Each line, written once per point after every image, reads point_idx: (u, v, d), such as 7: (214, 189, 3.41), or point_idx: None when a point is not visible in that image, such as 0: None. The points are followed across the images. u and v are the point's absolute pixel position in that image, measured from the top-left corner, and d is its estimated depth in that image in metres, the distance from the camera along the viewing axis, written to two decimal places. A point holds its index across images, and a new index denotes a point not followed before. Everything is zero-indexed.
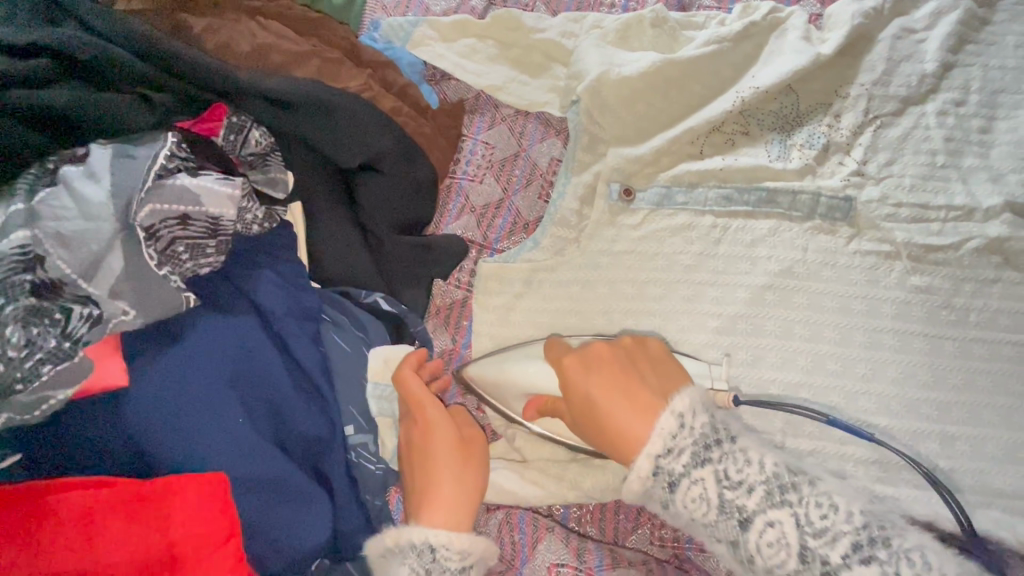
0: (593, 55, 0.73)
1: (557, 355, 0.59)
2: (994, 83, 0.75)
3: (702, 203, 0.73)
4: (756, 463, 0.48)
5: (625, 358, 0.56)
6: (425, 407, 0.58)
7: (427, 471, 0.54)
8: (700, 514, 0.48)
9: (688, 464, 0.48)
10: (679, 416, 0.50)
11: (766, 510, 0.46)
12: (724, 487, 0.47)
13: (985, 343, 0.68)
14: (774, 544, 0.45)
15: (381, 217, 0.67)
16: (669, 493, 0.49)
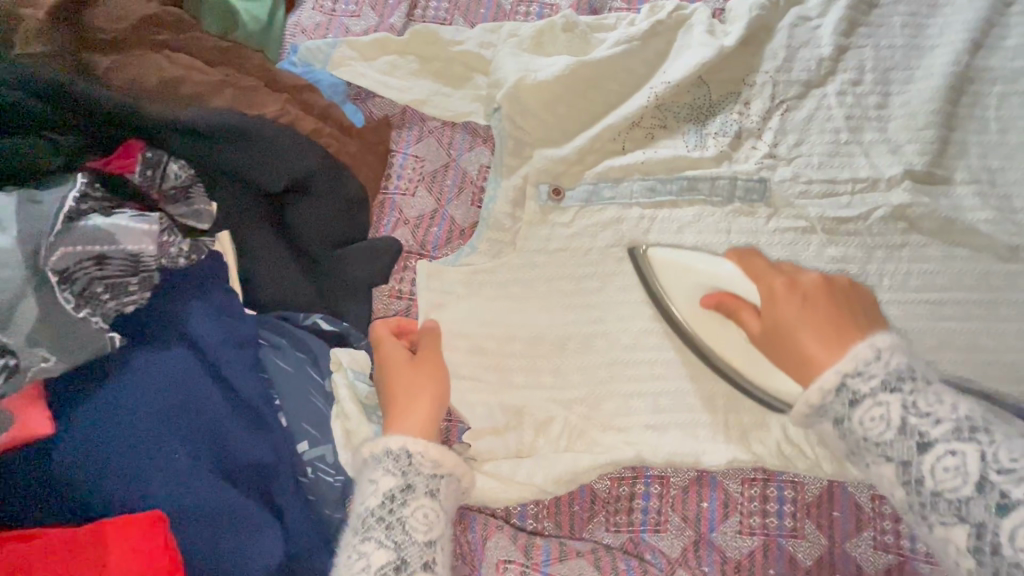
0: (509, 64, 0.76)
1: (760, 270, 0.60)
2: (886, 62, 0.80)
3: (628, 196, 0.76)
4: (950, 404, 0.45)
5: (834, 292, 0.56)
6: (389, 347, 0.65)
7: (393, 396, 0.60)
8: (872, 432, 0.46)
9: (878, 390, 0.47)
10: (877, 349, 0.48)
11: (954, 440, 0.43)
12: (909, 413, 0.45)
13: (899, 304, 0.72)
14: (951, 472, 0.43)
15: (314, 237, 0.67)
16: (846, 408, 0.48)
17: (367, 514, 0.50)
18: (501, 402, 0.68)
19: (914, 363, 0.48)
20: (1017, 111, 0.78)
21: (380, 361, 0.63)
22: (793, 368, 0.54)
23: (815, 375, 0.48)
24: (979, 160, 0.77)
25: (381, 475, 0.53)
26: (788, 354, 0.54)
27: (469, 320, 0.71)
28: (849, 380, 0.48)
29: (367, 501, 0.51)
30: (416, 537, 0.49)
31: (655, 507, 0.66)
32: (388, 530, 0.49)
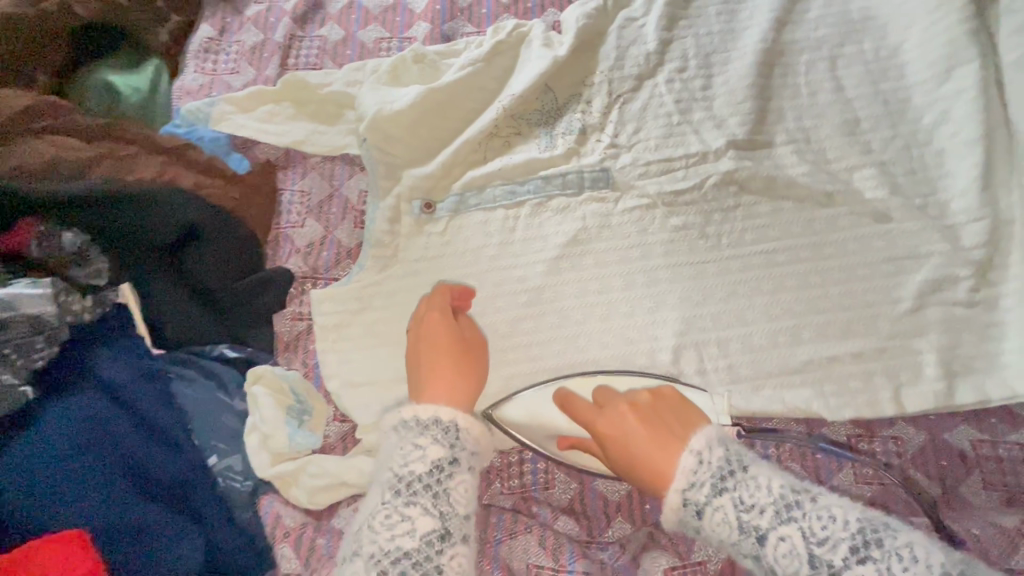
0: (368, 98, 0.85)
1: (582, 406, 0.64)
2: (706, 48, 0.91)
3: (492, 200, 0.85)
4: (765, 486, 0.51)
5: (645, 412, 0.60)
6: (435, 315, 0.72)
7: (435, 362, 0.67)
8: (723, 534, 0.51)
9: (713, 478, 0.52)
10: (697, 452, 0.54)
11: (779, 522, 0.49)
12: (741, 511, 0.50)
13: (738, 258, 0.82)
14: (789, 556, 0.48)
15: (209, 277, 0.75)
16: (697, 518, 0.52)
17: (415, 480, 0.55)
18: (395, 398, 0.75)
19: (731, 451, 0.54)
20: (822, 75, 0.89)
21: (429, 327, 0.70)
22: (642, 484, 0.57)
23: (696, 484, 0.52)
24: (795, 123, 0.87)
25: (428, 443, 0.57)
26: (637, 471, 0.57)
27: (365, 329, 0.80)
28: (689, 493, 0.52)
29: (416, 468, 0.55)
30: (457, 511, 0.55)
31: (542, 468, 0.76)
32: (434, 499, 0.54)
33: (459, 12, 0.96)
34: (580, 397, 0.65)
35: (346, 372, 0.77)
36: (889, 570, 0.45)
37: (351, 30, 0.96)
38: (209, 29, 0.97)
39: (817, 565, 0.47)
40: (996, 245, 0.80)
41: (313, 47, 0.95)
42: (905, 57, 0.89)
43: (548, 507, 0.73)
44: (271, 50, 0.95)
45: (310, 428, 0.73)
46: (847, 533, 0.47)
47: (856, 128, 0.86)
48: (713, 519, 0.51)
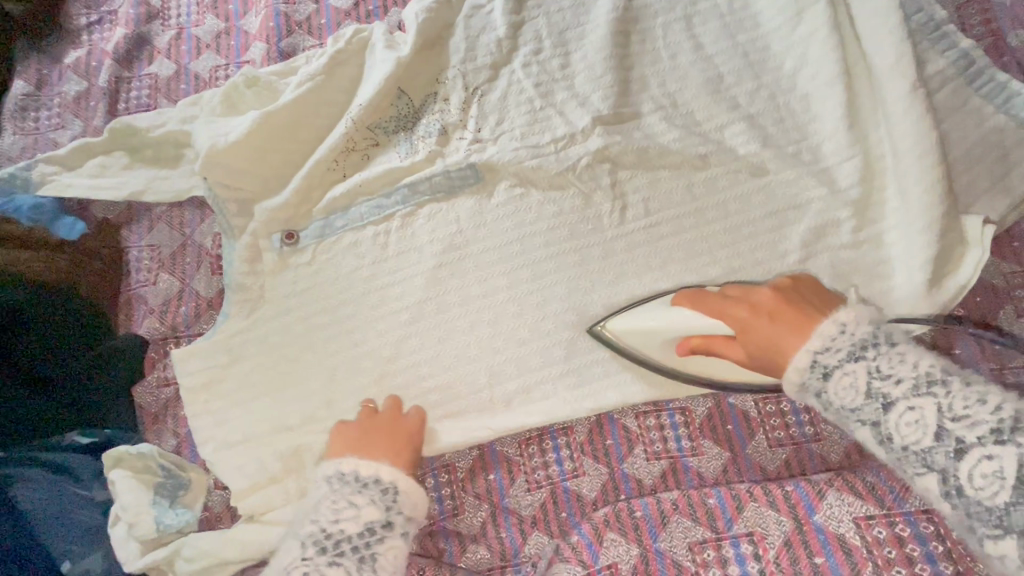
0: (200, 133, 0.78)
1: (710, 299, 0.66)
2: (559, 25, 0.87)
3: (360, 220, 0.78)
4: (910, 363, 0.52)
5: (787, 295, 0.62)
6: (416, 421, 0.70)
7: (379, 449, 0.65)
8: (845, 400, 0.53)
9: (842, 360, 0.54)
10: (842, 325, 0.55)
11: (912, 396, 0.50)
12: (874, 377, 0.52)
13: (622, 237, 0.79)
14: (912, 425, 0.50)
15: (47, 364, 0.67)
16: (823, 382, 0.55)
17: (347, 539, 0.57)
18: (275, 451, 0.69)
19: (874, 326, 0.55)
20: (680, 35, 0.86)
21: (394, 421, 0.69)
22: (777, 368, 0.59)
23: (913, 424, 0.50)
24: (660, 89, 0.84)
25: (363, 503, 0.59)
26: (772, 358, 0.60)
27: (235, 384, 0.73)
28: (820, 357, 0.55)
29: (346, 528, 0.57)
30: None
31: (448, 494, 0.71)
32: (361, 563, 0.56)
33: (296, 26, 0.89)
34: (706, 291, 0.67)
35: (222, 435, 0.71)
36: (947, 407, 0.49)
37: (182, 62, 0.88)
38: (24, 84, 0.88)
39: (872, 396, 0.52)
40: (871, 182, 0.78)
41: (143, 87, 0.87)
42: (757, 5, 0.86)
43: (456, 535, 0.70)
44: (97, 96, 0.87)
45: (187, 503, 0.68)
46: (991, 418, 0.47)
47: (720, 85, 0.84)
48: (840, 381, 0.53)
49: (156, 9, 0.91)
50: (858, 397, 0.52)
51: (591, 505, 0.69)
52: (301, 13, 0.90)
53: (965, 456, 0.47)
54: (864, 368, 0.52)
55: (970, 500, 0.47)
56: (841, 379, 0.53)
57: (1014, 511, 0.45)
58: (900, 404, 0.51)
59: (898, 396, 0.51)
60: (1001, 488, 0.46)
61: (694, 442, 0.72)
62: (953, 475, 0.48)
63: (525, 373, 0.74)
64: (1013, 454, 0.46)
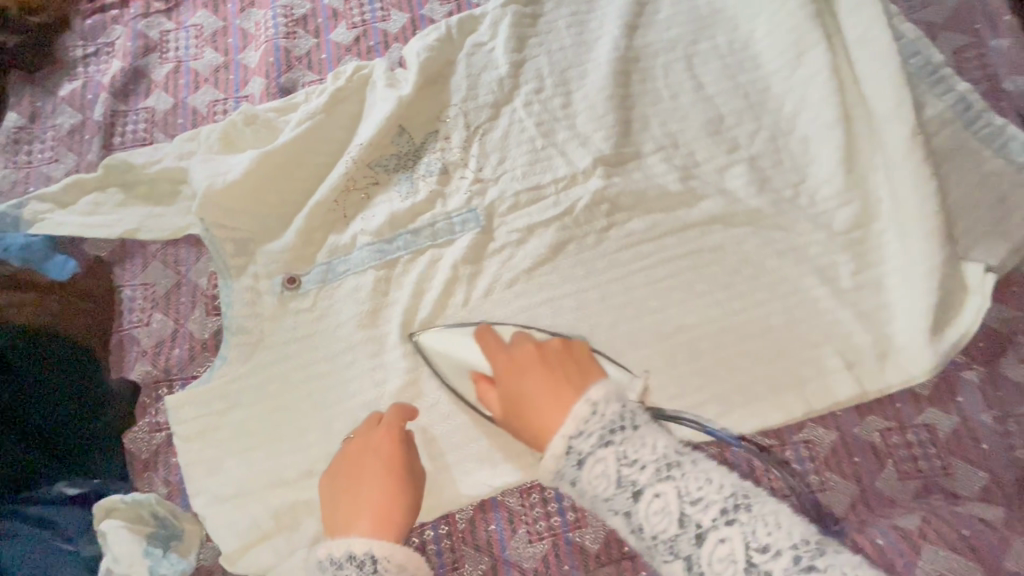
0: (198, 172, 0.77)
1: (368, 429, 0.65)
2: (560, 64, 0.87)
3: (360, 264, 0.78)
4: (660, 450, 0.49)
5: (383, 449, 0.63)
6: (385, 433, 0.64)
7: (352, 496, 0.59)
8: (659, 529, 0.46)
9: (592, 447, 0.49)
10: (591, 404, 0.51)
11: (721, 523, 0.45)
12: (622, 465, 0.48)
13: (622, 279, 0.78)
14: (724, 559, 0.44)
15: (45, 404, 0.66)
16: (576, 470, 0.50)
17: None
18: (270, 505, 0.68)
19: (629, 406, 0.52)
20: (681, 75, 0.87)
21: (364, 450, 0.63)
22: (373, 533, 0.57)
23: (660, 514, 0.46)
24: (660, 129, 0.84)
25: None
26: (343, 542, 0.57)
27: (231, 432, 0.71)
28: (573, 441, 0.50)
29: None
30: None
31: (447, 546, 0.70)
32: None
33: (296, 61, 0.88)
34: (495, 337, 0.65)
35: (214, 486, 0.69)
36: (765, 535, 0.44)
37: (180, 96, 0.87)
38: (17, 117, 0.86)
39: (685, 524, 0.46)
40: (871, 227, 0.79)
41: (139, 121, 0.86)
42: (758, 46, 0.87)
43: None
44: (92, 130, 0.85)
45: (180, 552, 0.66)
46: (798, 532, 0.45)
47: (720, 125, 0.84)
48: (592, 472, 0.49)
49: (154, 42, 0.91)
50: (671, 527, 0.46)
51: (593, 558, 0.68)
52: (301, 48, 0.89)
53: (703, 541, 0.45)
54: (612, 455, 0.49)
55: None
56: (652, 502, 0.47)
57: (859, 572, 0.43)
58: (710, 536, 0.45)
59: (645, 482, 0.47)
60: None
61: None
62: (697, 560, 0.45)
63: None
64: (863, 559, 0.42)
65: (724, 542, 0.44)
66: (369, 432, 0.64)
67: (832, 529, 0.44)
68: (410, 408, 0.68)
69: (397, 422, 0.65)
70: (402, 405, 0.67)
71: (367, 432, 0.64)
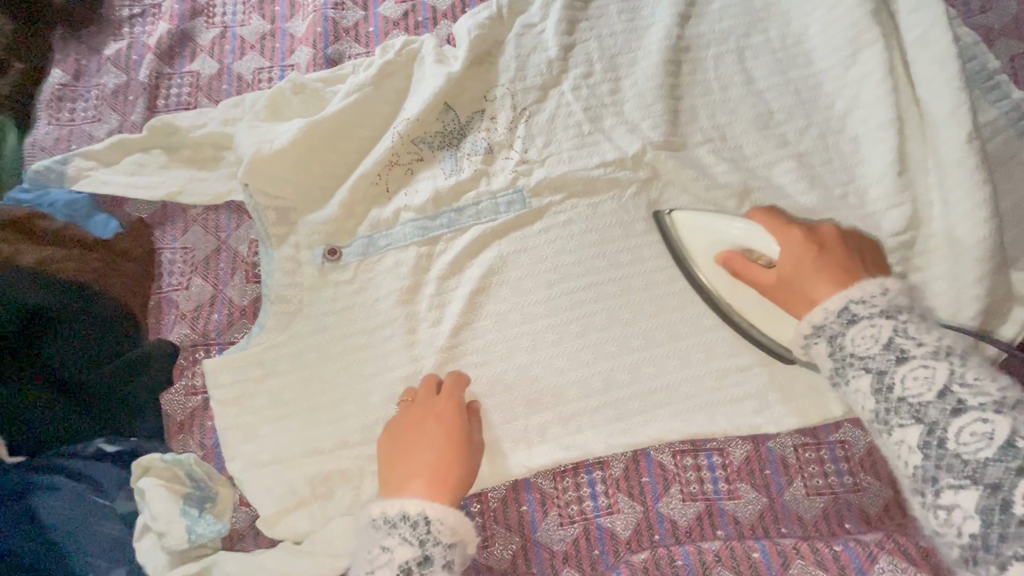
0: (245, 138, 0.76)
1: (426, 395, 0.68)
2: (610, 49, 0.86)
3: (402, 239, 0.77)
4: (935, 335, 0.52)
5: (441, 417, 0.66)
6: (445, 402, 0.67)
7: (408, 459, 0.62)
8: (912, 392, 0.49)
9: (874, 313, 0.54)
10: (876, 290, 0.55)
11: (931, 357, 0.50)
12: (897, 335, 0.52)
13: (666, 269, 0.76)
14: (976, 435, 0.45)
15: (86, 358, 0.67)
16: (846, 327, 0.55)
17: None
18: (305, 474, 0.68)
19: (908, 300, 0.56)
20: (732, 68, 0.86)
21: (423, 414, 0.66)
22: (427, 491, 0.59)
23: (921, 380, 0.49)
24: (709, 121, 0.83)
25: (395, 542, 0.53)
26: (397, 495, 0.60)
27: (267, 399, 0.71)
28: (853, 305, 0.55)
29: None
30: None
31: (478, 526, 0.70)
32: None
33: (343, 33, 0.88)
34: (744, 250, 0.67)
35: (250, 451, 0.69)
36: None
37: (225, 62, 0.87)
38: (61, 73, 0.86)
39: (890, 347, 0.51)
40: (916, 230, 0.78)
41: (184, 84, 0.86)
42: (811, 43, 0.86)
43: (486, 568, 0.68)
44: (136, 91, 0.85)
45: (216, 515, 0.66)
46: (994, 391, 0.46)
47: (770, 121, 0.83)
48: (861, 332, 0.53)
49: (201, 6, 0.90)
50: (928, 394, 0.48)
51: (624, 544, 0.69)
52: (349, 20, 0.89)
53: (962, 414, 0.46)
54: (890, 326, 0.52)
55: (948, 453, 0.46)
56: (914, 369, 0.49)
57: (990, 466, 0.43)
58: (969, 411, 0.46)
59: (912, 352, 0.51)
60: (985, 446, 0.44)
61: (731, 485, 0.71)
62: (941, 428, 0.47)
63: (562, 405, 0.72)
64: (1008, 420, 0.44)
65: (926, 367, 0.49)
66: (430, 399, 0.68)
67: (961, 379, 0.47)
68: (465, 376, 0.71)
69: (454, 392, 0.68)
70: (456, 372, 0.71)
71: (428, 399, 0.68)
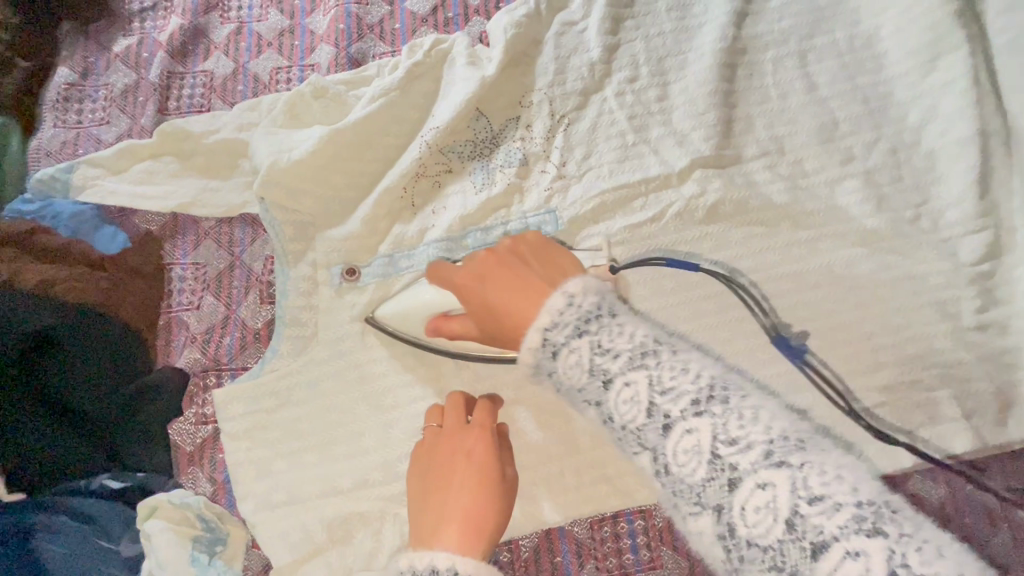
0: (262, 147, 0.70)
1: (455, 421, 0.56)
2: (658, 51, 0.78)
3: (427, 259, 0.71)
4: (693, 372, 0.37)
5: (474, 449, 0.53)
6: (478, 431, 0.55)
7: (436, 500, 0.50)
8: (628, 419, 0.38)
9: (570, 335, 0.40)
10: (569, 295, 0.42)
11: (692, 415, 0.36)
12: (595, 354, 0.39)
13: (716, 298, 0.70)
14: (762, 509, 0.33)
15: (88, 390, 0.62)
16: (553, 364, 0.41)
17: None
18: (323, 516, 0.63)
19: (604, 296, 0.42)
20: (793, 73, 0.78)
21: (453, 445, 0.54)
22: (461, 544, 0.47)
23: (632, 404, 0.37)
24: (767, 132, 0.76)
25: None
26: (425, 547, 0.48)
27: (282, 432, 0.66)
28: (548, 331, 0.41)
29: None
30: None
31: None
32: None
33: (367, 30, 0.81)
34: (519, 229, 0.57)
35: (264, 490, 0.64)
36: (803, 482, 0.33)
37: (241, 60, 0.81)
38: (68, 72, 0.80)
39: (595, 372, 0.39)
40: (998, 260, 0.70)
41: (196, 85, 0.80)
42: (882, 46, 0.77)
43: None
44: (146, 92, 0.79)
45: (226, 560, 0.62)
46: (762, 435, 0.34)
47: (834, 133, 0.75)
48: (567, 361, 0.40)
49: None
50: (700, 470, 0.35)
51: None
52: (374, 16, 0.82)
53: (671, 432, 0.36)
54: (587, 345, 0.39)
55: (676, 478, 0.36)
56: (622, 391, 0.38)
57: (786, 547, 0.32)
58: (747, 481, 0.34)
59: (615, 371, 0.38)
60: (773, 523, 0.33)
61: None
62: (663, 453, 0.37)
63: (602, 446, 0.65)
64: (883, 552, 0.30)
65: (691, 433, 0.35)
66: (459, 424, 0.56)
67: (805, 492, 0.32)
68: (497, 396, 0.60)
69: (489, 418, 0.56)
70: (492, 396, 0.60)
71: (456, 426, 0.56)
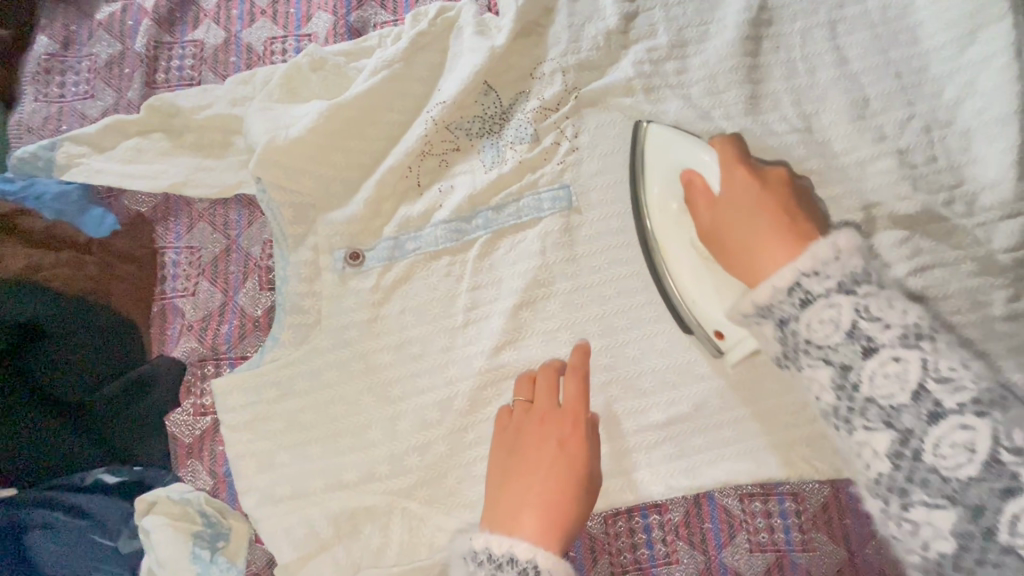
0: (256, 124, 0.66)
1: (546, 399, 0.58)
2: (679, 20, 0.73)
3: (434, 243, 0.67)
4: (901, 308, 0.38)
5: (568, 435, 0.54)
6: (569, 412, 0.56)
7: (518, 483, 0.52)
8: (876, 391, 0.37)
9: (831, 290, 0.39)
10: (835, 247, 0.40)
11: (901, 346, 0.37)
12: (860, 316, 0.38)
13: None
14: (959, 447, 0.35)
15: (81, 380, 0.61)
16: (796, 310, 0.40)
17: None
18: (328, 510, 0.61)
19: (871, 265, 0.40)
20: (822, 45, 0.73)
21: (546, 426, 0.55)
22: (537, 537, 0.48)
23: (891, 378, 0.37)
24: (793, 109, 0.71)
25: None
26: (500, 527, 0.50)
27: (284, 423, 0.63)
28: (806, 280, 0.40)
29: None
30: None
31: None
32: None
33: None
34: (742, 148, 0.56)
35: (267, 484, 0.62)
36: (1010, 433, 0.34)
37: (233, 30, 0.76)
38: (48, 42, 0.75)
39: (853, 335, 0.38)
40: None
41: (186, 56, 0.75)
42: (917, 16, 0.73)
43: None
44: (132, 64, 0.74)
45: (229, 555, 0.60)
46: (972, 385, 0.35)
47: (865, 110, 0.71)
48: (818, 313, 0.39)
49: None
50: (970, 466, 0.34)
51: None
52: None
53: (939, 421, 0.35)
54: (850, 303, 0.38)
55: (924, 465, 0.36)
56: (885, 363, 0.37)
57: None
58: (949, 418, 0.35)
59: (882, 341, 0.37)
60: None
61: (805, 534, 0.63)
62: (921, 437, 0.36)
63: (616, 439, 0.63)
64: None
65: (966, 427, 0.35)
66: (555, 404, 0.57)
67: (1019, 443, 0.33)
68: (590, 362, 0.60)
69: (582, 407, 0.56)
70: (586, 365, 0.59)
71: (551, 404, 0.57)
